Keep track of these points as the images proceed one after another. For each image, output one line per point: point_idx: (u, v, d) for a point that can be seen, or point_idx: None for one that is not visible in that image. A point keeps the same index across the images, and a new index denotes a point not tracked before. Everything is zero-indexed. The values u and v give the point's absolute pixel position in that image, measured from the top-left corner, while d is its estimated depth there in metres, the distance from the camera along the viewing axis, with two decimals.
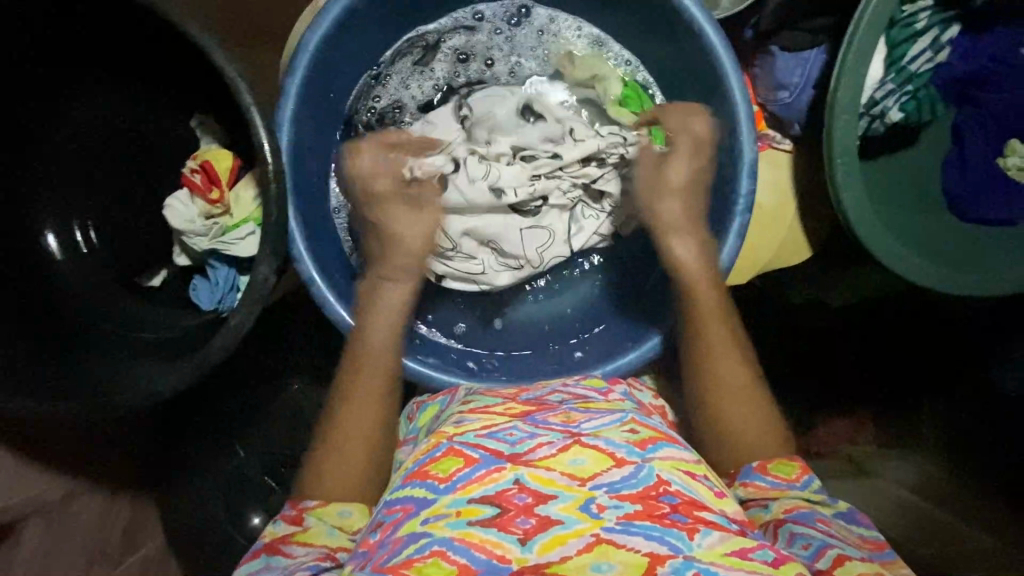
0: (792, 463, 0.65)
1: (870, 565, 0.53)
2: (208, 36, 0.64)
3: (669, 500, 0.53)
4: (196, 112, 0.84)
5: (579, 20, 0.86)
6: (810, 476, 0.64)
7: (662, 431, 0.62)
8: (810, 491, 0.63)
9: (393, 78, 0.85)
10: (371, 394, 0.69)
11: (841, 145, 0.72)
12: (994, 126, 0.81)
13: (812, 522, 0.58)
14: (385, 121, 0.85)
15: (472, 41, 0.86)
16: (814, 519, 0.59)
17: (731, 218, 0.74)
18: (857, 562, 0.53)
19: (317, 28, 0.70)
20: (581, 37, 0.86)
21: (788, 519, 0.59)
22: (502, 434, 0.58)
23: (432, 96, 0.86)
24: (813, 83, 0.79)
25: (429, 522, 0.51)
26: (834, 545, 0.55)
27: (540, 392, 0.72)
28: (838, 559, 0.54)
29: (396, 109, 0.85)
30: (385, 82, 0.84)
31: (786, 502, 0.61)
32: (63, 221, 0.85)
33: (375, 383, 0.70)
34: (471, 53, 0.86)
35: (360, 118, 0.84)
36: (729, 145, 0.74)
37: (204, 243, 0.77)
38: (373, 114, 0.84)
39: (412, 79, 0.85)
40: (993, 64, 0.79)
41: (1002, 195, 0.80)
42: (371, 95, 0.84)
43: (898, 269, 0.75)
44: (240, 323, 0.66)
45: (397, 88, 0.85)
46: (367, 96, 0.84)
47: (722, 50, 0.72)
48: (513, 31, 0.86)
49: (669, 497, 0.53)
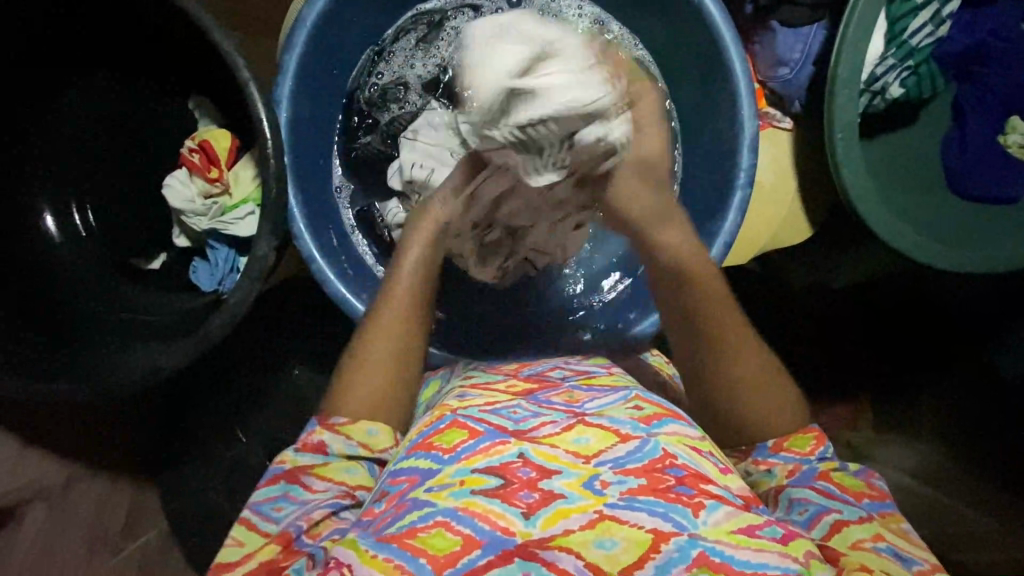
0: (807, 435, 0.62)
1: (867, 529, 0.54)
2: (203, 10, 0.63)
3: (675, 473, 0.52)
4: (194, 94, 0.83)
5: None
6: (823, 445, 0.62)
7: (667, 408, 0.62)
8: (819, 460, 0.62)
9: (395, 56, 0.84)
10: (390, 330, 0.66)
11: (841, 119, 0.72)
12: (995, 101, 0.80)
13: (813, 484, 0.58)
14: (387, 98, 0.85)
15: (475, 21, 0.84)
16: (813, 480, 0.59)
17: (733, 192, 0.74)
18: (854, 527, 0.54)
19: (314, 5, 0.69)
20: (580, 15, 0.85)
21: (789, 484, 0.59)
22: (506, 411, 0.59)
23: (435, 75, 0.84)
24: (813, 59, 0.79)
25: (433, 491, 0.51)
26: (832, 509, 0.55)
27: (541, 368, 0.73)
28: (833, 524, 0.54)
29: (399, 86, 0.85)
30: (388, 58, 0.84)
31: (789, 467, 0.61)
32: (63, 206, 0.84)
33: (402, 323, 0.67)
34: None
35: (362, 94, 0.84)
36: (730, 121, 0.75)
37: (203, 223, 0.77)
38: (374, 91, 0.85)
39: (416, 58, 0.84)
40: (994, 39, 0.79)
41: (997, 169, 0.81)
42: (374, 71, 0.84)
43: (898, 245, 0.75)
44: (240, 301, 0.65)
45: (399, 66, 0.84)
46: (368, 73, 0.84)
47: (723, 24, 0.71)
48: (514, 11, 0.85)
49: (676, 470, 0.53)
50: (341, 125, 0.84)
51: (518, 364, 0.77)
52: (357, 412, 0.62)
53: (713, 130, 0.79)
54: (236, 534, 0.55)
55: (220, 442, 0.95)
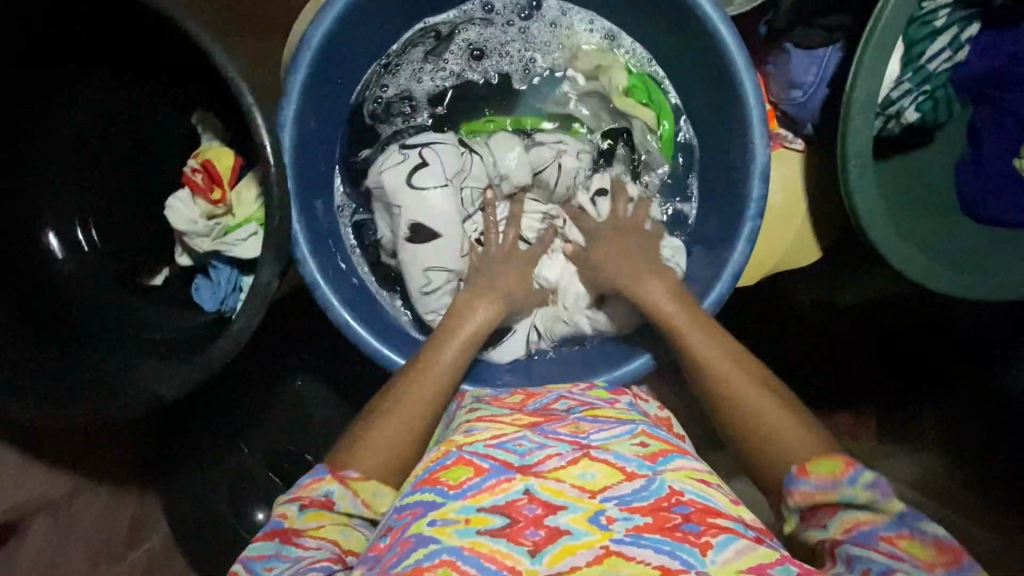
0: (835, 458, 0.56)
1: None
2: (205, 32, 0.62)
3: (682, 510, 0.52)
4: (197, 109, 0.82)
5: (591, 12, 0.84)
6: (858, 470, 0.55)
7: (673, 442, 0.62)
8: (863, 487, 0.54)
9: (402, 71, 0.83)
10: (413, 398, 0.65)
11: (855, 147, 0.71)
12: (1013, 125, 0.78)
13: (874, 542, 0.51)
14: (391, 112, 0.84)
15: (486, 34, 0.85)
16: (876, 541, 0.51)
17: (744, 222, 0.73)
18: None
19: (319, 25, 0.67)
20: (587, 27, 0.85)
21: (846, 540, 0.52)
22: (512, 445, 0.58)
23: (444, 88, 0.86)
24: (828, 82, 0.77)
25: (437, 526, 0.51)
26: (899, 570, 0.49)
27: (546, 399, 0.72)
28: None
29: (404, 100, 0.84)
30: (395, 71, 0.83)
31: (845, 519, 0.54)
32: (65, 221, 0.84)
33: (420, 393, 0.66)
34: (484, 49, 0.85)
35: (366, 108, 0.83)
36: (743, 148, 0.73)
37: (206, 244, 0.76)
38: (379, 104, 0.84)
39: (424, 71, 0.84)
40: (1014, 62, 0.76)
41: (1015, 194, 0.79)
42: (379, 83, 0.83)
43: (910, 272, 0.74)
44: (244, 327, 0.65)
45: (406, 80, 0.84)
46: (372, 86, 0.82)
47: (736, 50, 0.69)
48: (519, 21, 0.85)
49: (682, 508, 0.53)
50: (343, 141, 0.83)
51: (523, 390, 0.77)
52: (376, 465, 0.61)
53: (727, 157, 0.77)
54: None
55: (223, 452, 0.96)
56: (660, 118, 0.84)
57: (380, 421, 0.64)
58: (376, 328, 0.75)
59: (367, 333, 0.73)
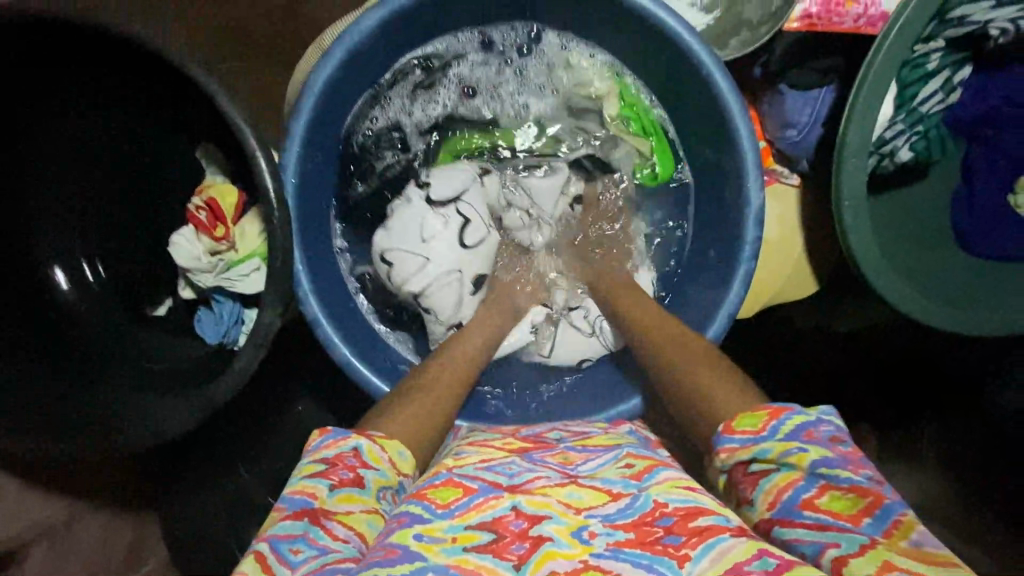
0: (760, 412, 0.56)
1: (869, 556, 0.45)
2: (210, 78, 0.63)
3: (665, 522, 0.53)
4: (202, 143, 0.83)
5: (590, 45, 0.84)
6: (780, 420, 0.54)
7: (656, 459, 0.63)
8: (782, 438, 0.53)
9: (391, 104, 0.84)
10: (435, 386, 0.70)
11: (848, 188, 0.71)
12: (1006, 163, 0.79)
13: (795, 509, 0.50)
14: (380, 143, 0.86)
15: (480, 68, 0.86)
16: (798, 509, 0.50)
17: (737, 263, 0.74)
18: (854, 559, 0.45)
19: (321, 71, 0.68)
20: (575, 56, 0.85)
21: (773, 514, 0.52)
22: (501, 467, 0.60)
23: (433, 118, 0.87)
24: (822, 121, 0.77)
25: (423, 542, 0.51)
26: (828, 544, 0.47)
27: (539, 429, 0.74)
28: (834, 563, 0.46)
29: (393, 130, 0.86)
30: (384, 103, 0.84)
31: (769, 484, 0.53)
32: (69, 253, 0.85)
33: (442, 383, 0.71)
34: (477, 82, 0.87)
35: (355, 138, 0.83)
36: (738, 188, 0.74)
37: (209, 278, 0.77)
38: (368, 135, 0.85)
39: (414, 103, 0.86)
40: (1006, 104, 0.77)
41: (1009, 231, 0.80)
42: (368, 115, 0.84)
43: (906, 309, 0.75)
44: (246, 365, 0.66)
45: (394, 112, 0.85)
46: (363, 117, 0.83)
47: (731, 95, 0.70)
48: (506, 50, 0.85)
49: (666, 519, 0.53)
50: (338, 176, 0.83)
51: (519, 423, 0.78)
52: (402, 430, 0.62)
53: (722, 194, 0.78)
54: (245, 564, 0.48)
55: (223, 477, 0.96)
56: (654, 149, 0.86)
57: (408, 399, 0.67)
58: (376, 363, 0.77)
59: (367, 370, 0.74)
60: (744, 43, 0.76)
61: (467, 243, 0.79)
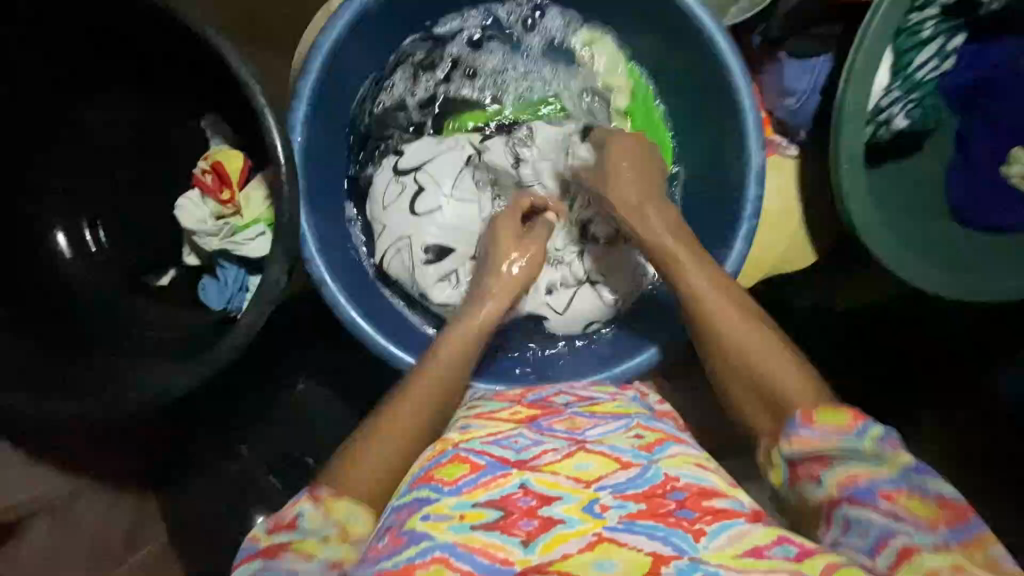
0: (840, 410, 0.53)
1: (945, 558, 0.46)
2: (220, 34, 0.64)
3: (676, 496, 0.54)
4: (207, 113, 0.84)
5: (591, 21, 0.86)
6: (868, 422, 0.52)
7: (667, 432, 0.64)
8: (868, 440, 0.51)
9: (396, 85, 0.86)
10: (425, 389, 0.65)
11: (847, 152, 0.73)
12: (1003, 133, 0.80)
13: (874, 501, 0.49)
14: (386, 124, 0.86)
15: (483, 45, 0.87)
16: (873, 496, 0.50)
17: (739, 224, 0.75)
18: (927, 554, 0.46)
19: (329, 32, 0.70)
20: (575, 34, 0.87)
21: (842, 497, 0.51)
22: (508, 441, 0.60)
23: (434, 94, 0.87)
24: (820, 90, 0.80)
25: (431, 521, 0.51)
26: (898, 533, 0.48)
27: (546, 393, 0.74)
28: (900, 553, 0.47)
29: (399, 110, 0.86)
30: (388, 82, 0.85)
31: (842, 474, 0.51)
32: (72, 222, 0.85)
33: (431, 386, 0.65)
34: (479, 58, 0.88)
35: (362, 120, 0.85)
36: (738, 152, 0.76)
37: (215, 243, 0.77)
38: (374, 116, 0.85)
39: (418, 82, 0.86)
40: (998, 71, 0.79)
41: (1003, 200, 0.81)
42: (375, 97, 0.85)
43: (905, 276, 0.76)
44: (253, 322, 0.66)
45: (399, 92, 0.86)
46: (370, 99, 0.84)
47: (730, 57, 0.72)
48: (507, 26, 0.87)
49: (677, 494, 0.54)
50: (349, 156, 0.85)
51: (524, 387, 0.79)
52: (358, 485, 0.57)
53: (723, 161, 0.80)
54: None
55: (224, 455, 0.95)
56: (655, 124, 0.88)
57: (393, 412, 0.63)
58: (382, 325, 0.78)
59: (374, 330, 0.75)
60: (744, 9, 0.80)
61: (417, 212, 0.80)
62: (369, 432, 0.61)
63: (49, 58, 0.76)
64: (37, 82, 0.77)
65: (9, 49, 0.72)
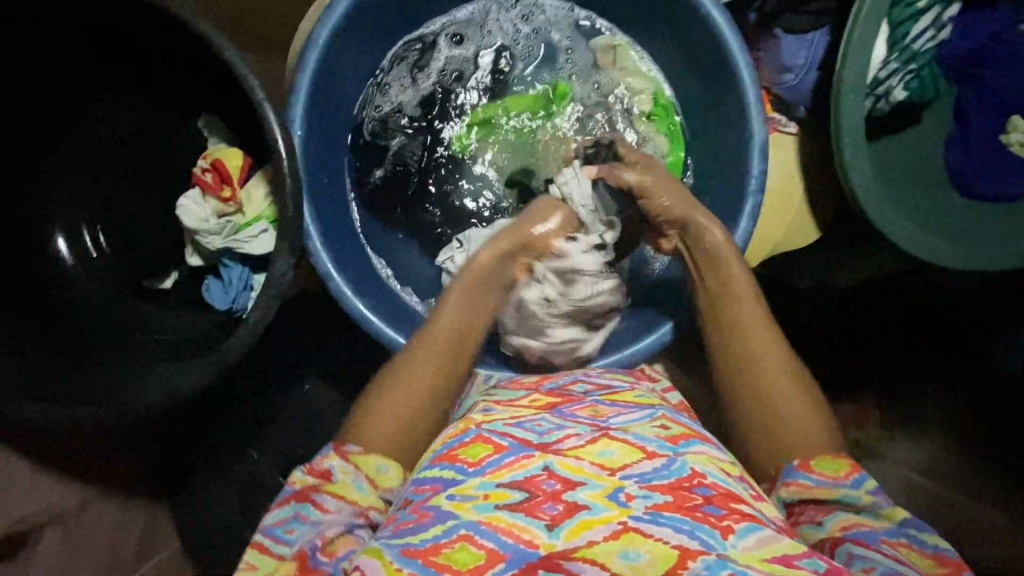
0: (841, 460, 0.60)
1: None
2: (214, 30, 0.62)
3: (703, 491, 0.53)
4: (203, 113, 0.83)
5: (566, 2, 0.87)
6: (861, 475, 0.59)
7: (692, 427, 0.63)
8: (864, 493, 0.58)
9: (392, 89, 0.85)
10: (432, 354, 0.69)
11: (847, 124, 0.73)
12: (995, 100, 0.82)
13: (876, 543, 0.54)
14: (389, 129, 0.86)
15: (466, 28, 0.87)
16: (876, 539, 0.54)
17: (745, 199, 0.75)
18: None
19: (325, 25, 0.69)
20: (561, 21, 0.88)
21: (845, 537, 0.55)
22: (530, 424, 0.60)
23: (433, 92, 0.86)
24: (817, 66, 0.80)
25: (455, 501, 0.52)
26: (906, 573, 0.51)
27: (563, 381, 0.74)
28: None
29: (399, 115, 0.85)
30: (385, 90, 0.85)
31: (845, 518, 0.57)
32: (73, 230, 0.85)
33: (436, 353, 0.69)
34: (466, 41, 0.87)
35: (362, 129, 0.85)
36: (740, 128, 0.76)
37: (216, 242, 0.76)
38: (376, 124, 0.85)
39: (410, 84, 0.86)
40: (994, 41, 0.80)
41: (1002, 166, 0.81)
42: (373, 104, 0.84)
43: (906, 243, 0.76)
44: (260, 319, 0.66)
45: (398, 97, 0.85)
46: (366, 107, 0.84)
47: (729, 33, 0.72)
48: (497, 16, 0.87)
49: (704, 489, 0.54)
50: (354, 163, 0.86)
51: (539, 373, 0.79)
52: (383, 441, 0.62)
53: (722, 139, 0.80)
54: (248, 557, 0.55)
55: (230, 459, 0.95)
56: (656, 103, 0.88)
57: (402, 368, 0.68)
58: (387, 316, 0.77)
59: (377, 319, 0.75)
60: None
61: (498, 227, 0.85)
62: (382, 386, 0.66)
63: (50, 58, 0.75)
64: (35, 85, 0.76)
65: (9, 49, 0.71)
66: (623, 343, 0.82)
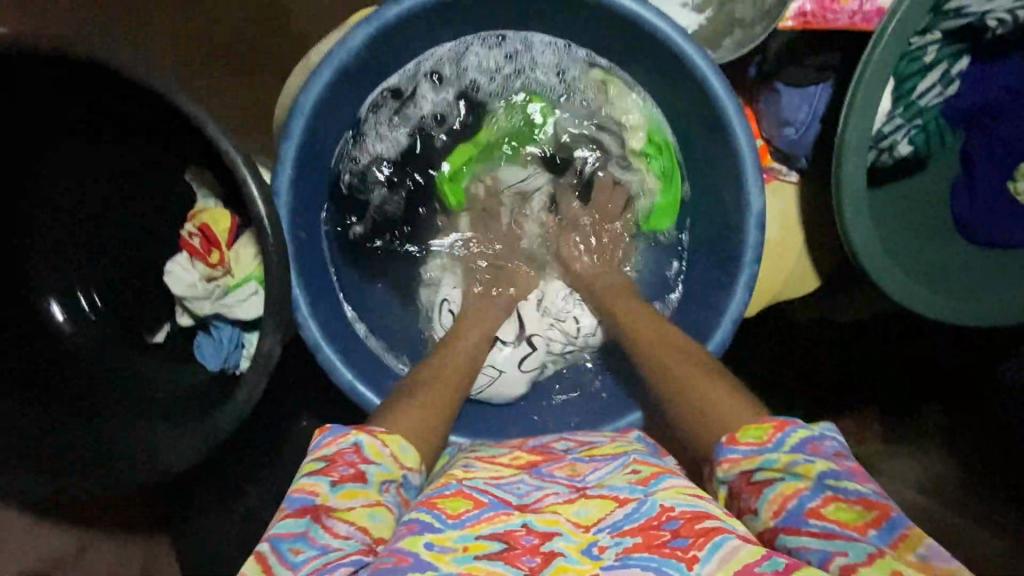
0: (764, 424, 0.56)
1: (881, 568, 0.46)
2: (203, 110, 0.61)
3: (672, 525, 0.52)
4: (191, 163, 0.81)
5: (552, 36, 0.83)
6: (786, 433, 0.55)
7: (664, 465, 0.62)
8: (787, 450, 0.54)
9: (371, 138, 0.84)
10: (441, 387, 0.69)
11: (850, 191, 0.70)
12: (1002, 151, 0.80)
13: (802, 521, 0.51)
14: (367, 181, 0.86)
15: (450, 64, 0.84)
16: (803, 518, 0.51)
17: (740, 271, 0.74)
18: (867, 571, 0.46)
19: (309, 90, 0.67)
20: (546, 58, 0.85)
21: (777, 526, 0.52)
22: (510, 486, 0.59)
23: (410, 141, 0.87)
24: (820, 119, 0.77)
25: (434, 551, 0.51)
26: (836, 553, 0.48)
27: (546, 440, 0.73)
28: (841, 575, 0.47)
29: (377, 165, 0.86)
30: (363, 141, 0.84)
31: (776, 495, 0.53)
32: (65, 286, 0.84)
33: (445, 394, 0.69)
34: (446, 77, 0.85)
35: (343, 178, 0.83)
36: (735, 187, 0.74)
37: (206, 306, 0.77)
38: (355, 174, 0.84)
39: (388, 129, 0.85)
40: (1007, 93, 0.79)
41: (1011, 216, 0.79)
42: (351, 155, 0.83)
43: (908, 298, 0.73)
44: (247, 398, 0.65)
45: (375, 147, 0.85)
46: (347, 158, 0.83)
47: (724, 92, 0.70)
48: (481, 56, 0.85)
49: (672, 522, 0.53)
50: (335, 217, 0.84)
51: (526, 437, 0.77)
52: (401, 424, 0.62)
53: (717, 195, 0.79)
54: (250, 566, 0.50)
55: (231, 497, 0.96)
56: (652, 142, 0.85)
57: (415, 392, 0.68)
58: (377, 383, 0.77)
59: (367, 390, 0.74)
60: (738, 43, 0.76)
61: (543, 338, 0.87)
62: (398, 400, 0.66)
63: (60, 84, 0.69)
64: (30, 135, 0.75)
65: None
66: (614, 410, 0.81)
